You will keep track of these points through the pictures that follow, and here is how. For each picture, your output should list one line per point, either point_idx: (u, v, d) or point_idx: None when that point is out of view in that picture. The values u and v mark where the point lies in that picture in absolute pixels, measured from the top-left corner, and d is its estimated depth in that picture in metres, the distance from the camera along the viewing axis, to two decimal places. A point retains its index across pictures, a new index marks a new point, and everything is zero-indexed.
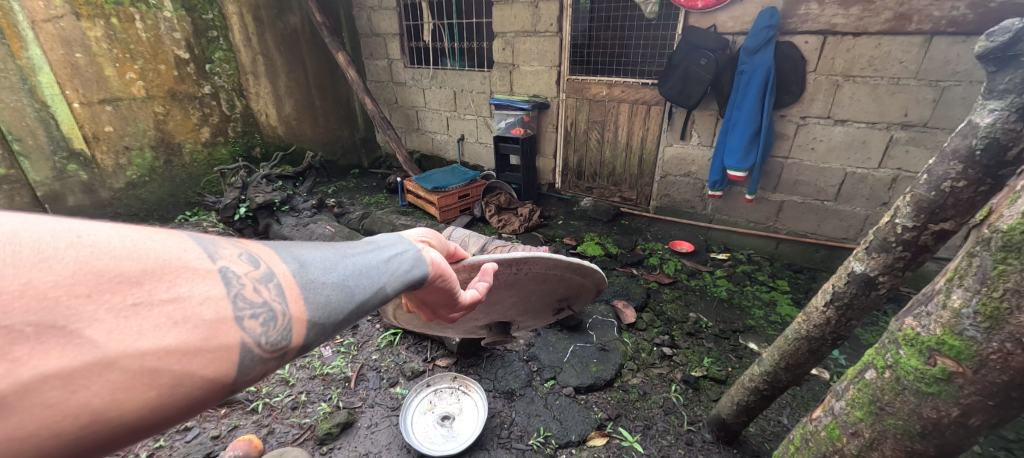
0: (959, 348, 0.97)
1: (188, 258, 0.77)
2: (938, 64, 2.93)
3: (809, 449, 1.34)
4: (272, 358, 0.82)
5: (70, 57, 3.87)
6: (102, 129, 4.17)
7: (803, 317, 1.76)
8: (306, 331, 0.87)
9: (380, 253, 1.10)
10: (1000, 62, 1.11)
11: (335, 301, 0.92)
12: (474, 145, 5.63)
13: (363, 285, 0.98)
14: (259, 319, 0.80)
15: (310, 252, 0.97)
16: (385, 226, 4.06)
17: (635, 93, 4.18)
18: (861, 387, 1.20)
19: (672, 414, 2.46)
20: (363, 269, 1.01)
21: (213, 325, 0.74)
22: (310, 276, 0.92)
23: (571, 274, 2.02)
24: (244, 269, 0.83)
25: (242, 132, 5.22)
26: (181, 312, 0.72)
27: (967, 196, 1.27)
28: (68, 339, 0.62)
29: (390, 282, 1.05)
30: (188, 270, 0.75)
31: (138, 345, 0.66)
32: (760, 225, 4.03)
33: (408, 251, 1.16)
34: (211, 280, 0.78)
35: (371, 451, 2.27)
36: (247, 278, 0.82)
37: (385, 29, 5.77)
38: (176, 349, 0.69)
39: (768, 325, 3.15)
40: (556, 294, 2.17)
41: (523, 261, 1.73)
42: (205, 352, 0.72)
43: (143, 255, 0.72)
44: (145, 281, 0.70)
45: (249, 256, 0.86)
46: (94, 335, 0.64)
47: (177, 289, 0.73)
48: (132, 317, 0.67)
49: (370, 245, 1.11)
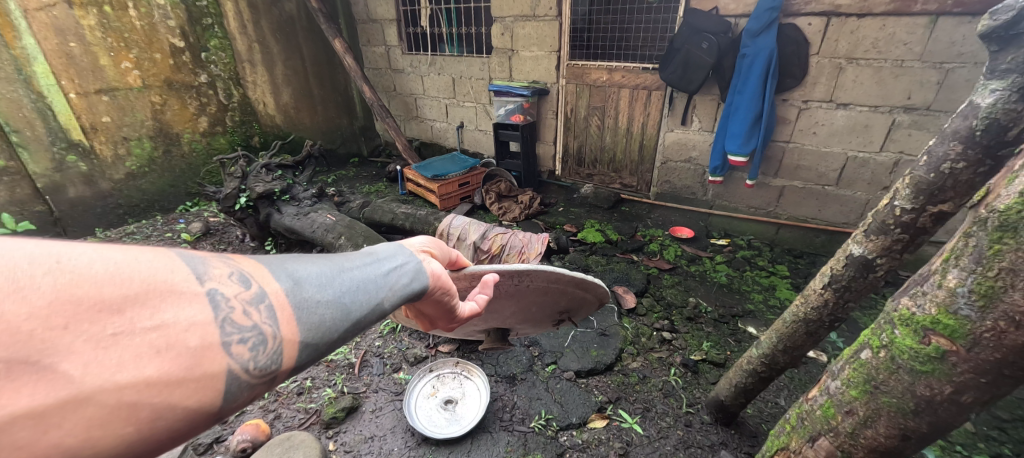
0: (953, 326, 0.99)
1: (175, 281, 0.76)
2: (942, 46, 2.90)
3: (805, 427, 1.36)
4: (262, 382, 0.82)
5: (65, 46, 3.83)
6: (100, 119, 4.16)
7: (802, 299, 1.77)
8: (298, 352, 0.86)
9: (379, 266, 1.10)
10: (1002, 41, 1.10)
11: (331, 320, 0.92)
12: (474, 132, 5.60)
13: (360, 303, 0.97)
14: (248, 344, 0.80)
15: (306, 267, 0.96)
16: (385, 214, 4.05)
17: (636, 78, 4.15)
18: (856, 366, 1.22)
19: (672, 397, 2.49)
20: (361, 285, 1.00)
21: (198, 352, 0.74)
22: (304, 295, 0.91)
23: (574, 287, 1.94)
24: (234, 290, 0.82)
25: (240, 121, 5.20)
26: (165, 339, 0.71)
27: (966, 177, 1.27)
28: (42, 374, 0.62)
29: (388, 297, 1.05)
30: (173, 295, 0.75)
31: (116, 379, 0.66)
32: (761, 211, 4.02)
33: (407, 264, 1.16)
34: (197, 304, 0.77)
35: (377, 434, 2.31)
36: (236, 301, 0.81)
37: (382, 14, 5.69)
38: (156, 381, 0.68)
39: (766, 310, 3.18)
40: (558, 306, 2.11)
41: (525, 273, 1.69)
42: (189, 382, 0.72)
43: (126, 281, 0.72)
44: (127, 308, 0.70)
45: (240, 276, 0.85)
46: (69, 370, 0.64)
47: (161, 315, 0.72)
48: (111, 347, 0.67)
49: (369, 258, 1.10)
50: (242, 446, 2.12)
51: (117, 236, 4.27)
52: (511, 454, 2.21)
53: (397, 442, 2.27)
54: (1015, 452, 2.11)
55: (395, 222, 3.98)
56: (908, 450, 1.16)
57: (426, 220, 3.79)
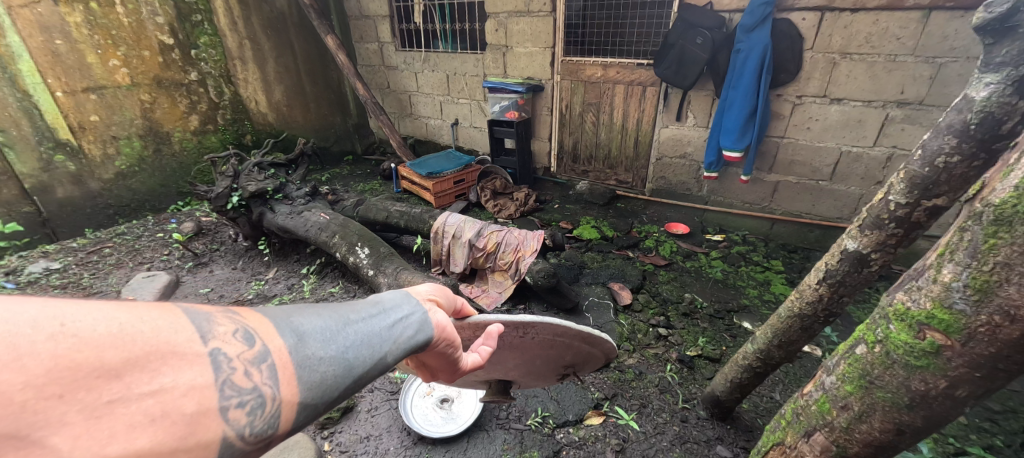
0: (948, 321, 0.99)
1: (178, 342, 0.77)
2: (935, 40, 2.91)
3: (801, 422, 1.36)
4: (256, 447, 0.80)
5: (50, 44, 3.77)
6: (88, 118, 4.10)
7: (796, 294, 1.78)
8: (295, 414, 0.84)
9: (385, 317, 1.06)
10: (997, 34, 1.10)
11: (330, 378, 0.89)
12: (468, 130, 5.57)
13: (362, 358, 0.95)
14: (245, 409, 0.78)
15: (312, 320, 0.94)
16: (379, 213, 4.00)
17: (631, 74, 4.14)
18: (852, 361, 1.22)
19: (668, 393, 2.50)
20: (365, 339, 0.97)
21: (194, 419, 0.73)
22: (307, 352, 0.88)
23: (580, 342, 1.95)
24: (238, 349, 0.82)
25: (232, 120, 5.14)
26: (160, 406, 0.71)
27: (960, 171, 1.27)
28: (30, 448, 0.61)
29: (392, 350, 1.01)
30: (175, 357, 0.75)
31: (106, 451, 0.65)
32: (756, 206, 4.03)
33: (412, 316, 1.10)
34: (198, 366, 0.76)
35: (372, 434, 2.30)
36: (238, 361, 0.81)
37: (375, 10, 5.64)
38: (147, 453, 0.68)
39: (761, 305, 3.19)
40: (563, 360, 2.07)
41: (530, 325, 1.71)
42: (181, 451, 0.71)
43: (128, 345, 0.72)
44: (126, 374, 0.70)
45: (245, 334, 0.84)
46: (58, 444, 0.63)
47: (160, 380, 0.72)
48: (104, 418, 0.66)
49: (377, 307, 1.07)
50: None
51: (107, 236, 4.21)
52: (507, 452, 2.20)
53: (393, 441, 2.26)
54: (1006, 443, 2.13)
55: (389, 221, 3.94)
56: (902, 444, 1.16)
57: (421, 218, 3.75)
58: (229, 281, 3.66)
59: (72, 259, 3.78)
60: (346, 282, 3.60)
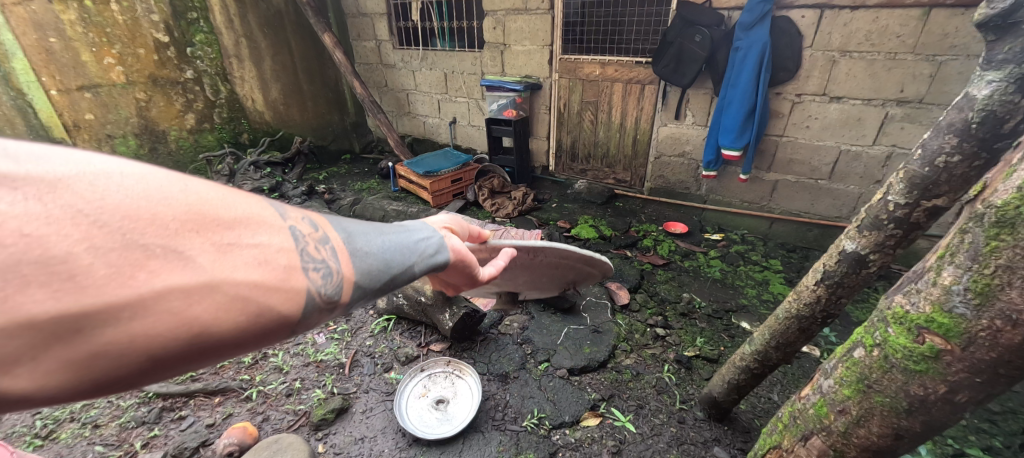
0: (948, 325, 0.96)
1: (266, 214, 0.80)
2: (936, 38, 2.88)
3: (798, 425, 1.33)
4: (325, 313, 0.84)
5: (44, 41, 3.86)
6: (83, 116, 4.20)
7: (794, 295, 1.75)
8: (353, 290, 0.89)
9: (412, 234, 1.11)
10: (1000, 31, 1.07)
11: (377, 269, 0.94)
12: (466, 128, 5.55)
13: (401, 259, 1.01)
14: (320, 273, 0.82)
15: (356, 223, 0.99)
16: (376, 212, 3.96)
17: (629, 72, 4.11)
18: (849, 365, 1.19)
19: (665, 393, 2.48)
20: (401, 246, 1.03)
21: (286, 270, 0.77)
22: (358, 244, 0.94)
23: (581, 263, 2.08)
24: (308, 229, 0.85)
25: (228, 118, 5.10)
26: (265, 254, 0.75)
27: (961, 171, 1.24)
28: (180, 259, 0.65)
29: (420, 261, 1.07)
30: (267, 223, 0.79)
31: (236, 275, 0.69)
32: (755, 205, 4.01)
33: (432, 238, 1.15)
34: (284, 234, 0.81)
35: (367, 435, 2.28)
36: (312, 237, 0.85)
37: (372, 8, 5.60)
38: (261, 284, 0.73)
39: (760, 304, 3.16)
40: (565, 279, 2.20)
41: (541, 248, 1.81)
42: (283, 290, 0.76)
43: (227, 203, 0.75)
44: (237, 227, 0.74)
45: (311, 218, 0.88)
46: (200, 259, 0.67)
47: (261, 236, 0.76)
48: (228, 253, 0.70)
49: (403, 227, 1.12)
50: (228, 450, 2.08)
51: None
52: (503, 453, 2.19)
53: (387, 443, 2.24)
54: (1006, 444, 2.11)
55: (386, 219, 3.91)
56: (900, 448, 1.14)
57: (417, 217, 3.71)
58: None
59: None
60: None
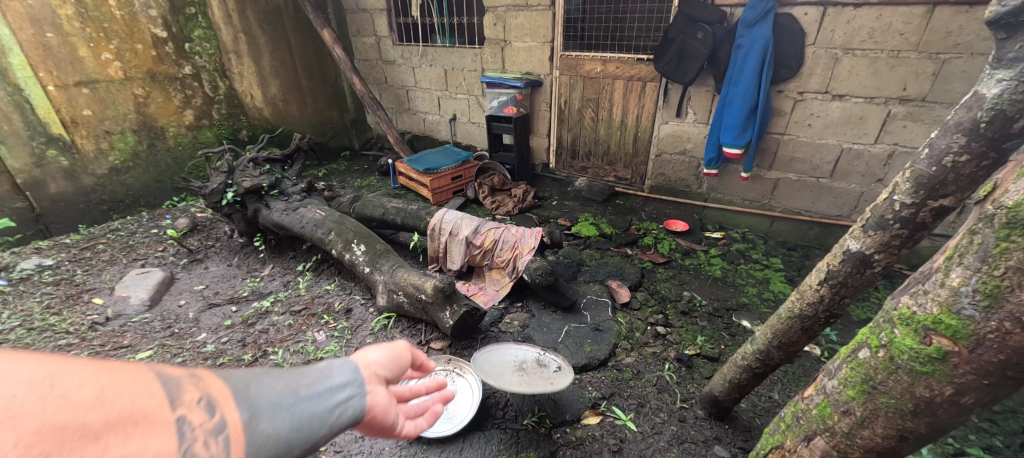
0: (956, 327, 0.96)
1: (146, 411, 0.72)
2: (939, 36, 2.86)
3: (801, 426, 1.32)
4: None
5: (41, 37, 3.71)
6: (80, 113, 4.04)
7: (797, 294, 1.74)
8: None
9: (335, 391, 0.98)
10: (1011, 29, 1.06)
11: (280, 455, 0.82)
12: (466, 125, 5.53)
13: (313, 432, 0.88)
14: None
15: (267, 390, 0.87)
16: (376, 209, 3.92)
17: (631, 70, 4.09)
18: (854, 366, 1.18)
19: (666, 392, 2.47)
20: (316, 414, 0.90)
21: None
22: (262, 424, 0.82)
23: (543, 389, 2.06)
24: (199, 419, 0.76)
25: (227, 114, 5.09)
26: None
27: (968, 171, 1.23)
28: None
29: (339, 427, 0.93)
30: (147, 425, 0.71)
31: None
32: (755, 204, 3.99)
33: (353, 399, 0.99)
34: (164, 434, 0.72)
35: (367, 433, 2.27)
36: (200, 429, 0.75)
37: (372, 4, 5.56)
38: None
39: (761, 303, 3.16)
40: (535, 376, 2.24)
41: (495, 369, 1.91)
42: None
43: (108, 403, 0.69)
44: (107, 434, 0.67)
45: (207, 402, 0.79)
46: None
47: (134, 442, 0.68)
48: None
49: (328, 378, 0.99)
50: None
51: (101, 232, 4.16)
52: (503, 452, 2.18)
53: (388, 441, 2.23)
54: (1006, 443, 2.11)
55: (386, 217, 3.86)
56: (904, 450, 1.13)
57: (417, 215, 3.68)
58: (224, 278, 3.62)
59: (65, 255, 3.72)
60: (342, 279, 3.56)
